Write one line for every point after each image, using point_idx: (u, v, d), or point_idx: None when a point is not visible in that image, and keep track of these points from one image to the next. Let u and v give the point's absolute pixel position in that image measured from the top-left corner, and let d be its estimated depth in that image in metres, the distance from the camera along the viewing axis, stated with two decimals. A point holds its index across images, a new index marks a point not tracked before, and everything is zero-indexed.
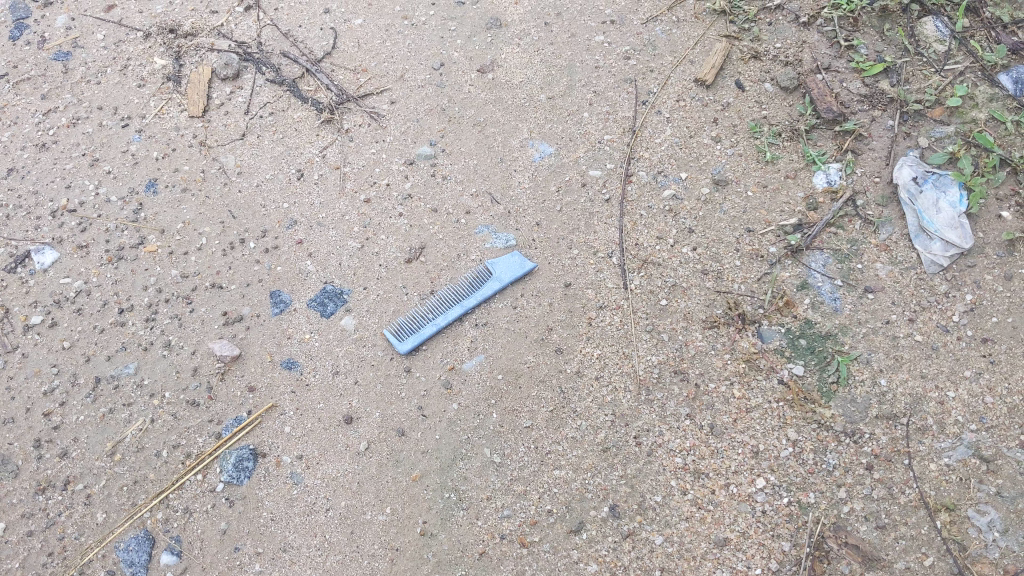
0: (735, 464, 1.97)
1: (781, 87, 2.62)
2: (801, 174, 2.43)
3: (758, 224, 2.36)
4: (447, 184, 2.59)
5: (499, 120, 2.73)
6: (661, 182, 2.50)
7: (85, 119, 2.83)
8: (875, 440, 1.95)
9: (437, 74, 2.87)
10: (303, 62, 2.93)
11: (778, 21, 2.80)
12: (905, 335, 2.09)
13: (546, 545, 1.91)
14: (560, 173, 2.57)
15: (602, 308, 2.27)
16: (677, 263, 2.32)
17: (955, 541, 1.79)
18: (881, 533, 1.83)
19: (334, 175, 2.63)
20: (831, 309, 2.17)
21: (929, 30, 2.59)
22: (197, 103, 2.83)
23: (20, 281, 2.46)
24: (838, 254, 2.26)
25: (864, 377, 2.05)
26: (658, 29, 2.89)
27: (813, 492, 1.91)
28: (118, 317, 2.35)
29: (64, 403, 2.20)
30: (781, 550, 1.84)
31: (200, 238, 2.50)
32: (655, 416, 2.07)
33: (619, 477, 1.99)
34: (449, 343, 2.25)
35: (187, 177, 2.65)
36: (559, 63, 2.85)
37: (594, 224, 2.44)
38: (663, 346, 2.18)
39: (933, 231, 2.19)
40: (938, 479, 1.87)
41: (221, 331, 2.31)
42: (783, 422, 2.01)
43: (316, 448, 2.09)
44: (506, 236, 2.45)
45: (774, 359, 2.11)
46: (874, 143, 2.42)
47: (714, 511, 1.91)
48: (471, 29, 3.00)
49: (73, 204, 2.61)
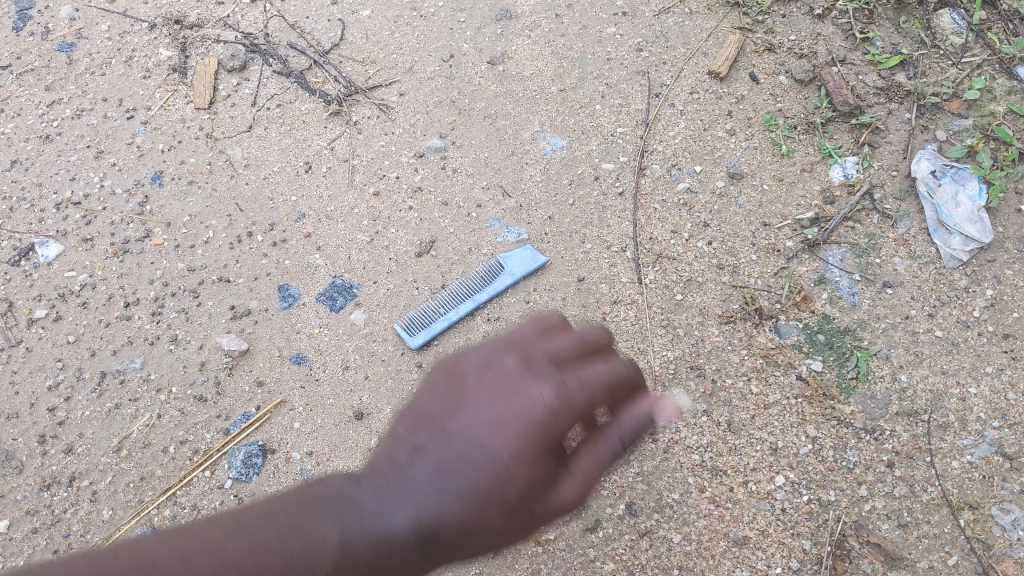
0: (754, 461, 1.94)
1: (796, 79, 2.57)
2: (817, 167, 2.39)
3: (774, 218, 2.32)
4: (457, 177, 2.54)
5: (510, 113, 2.67)
6: (675, 175, 2.45)
7: (89, 110, 2.78)
8: (896, 437, 1.92)
9: (447, 67, 2.80)
10: (311, 53, 2.87)
11: (792, 12, 2.74)
12: (925, 330, 2.06)
13: (562, 543, 1.89)
14: (573, 166, 2.52)
15: (616, 303, 2.23)
16: (692, 257, 2.28)
17: (979, 540, 1.77)
18: (903, 532, 1.81)
19: (342, 168, 2.59)
20: (849, 304, 2.14)
21: (946, 22, 2.59)
22: (203, 95, 2.78)
23: (24, 274, 2.42)
24: (856, 248, 2.23)
25: (884, 373, 2.01)
26: (671, 21, 2.81)
27: (832, 490, 1.88)
28: (124, 311, 2.32)
29: (69, 398, 2.17)
30: (801, 549, 1.83)
31: (207, 231, 2.46)
32: (672, 413, 2.03)
33: (636, 474, 1.96)
34: (461, 338, 2.21)
35: (193, 170, 2.60)
36: (570, 54, 2.78)
37: (608, 218, 2.39)
38: (679, 342, 2.14)
39: (952, 225, 2.16)
40: (961, 477, 1.85)
41: (229, 326, 2.27)
42: (802, 418, 1.98)
43: (326, 444, 2.06)
44: (518, 229, 2.41)
45: (792, 355, 2.08)
46: (891, 137, 2.39)
47: (734, 509, 1.89)
48: (481, 20, 2.91)
49: (78, 196, 2.57)
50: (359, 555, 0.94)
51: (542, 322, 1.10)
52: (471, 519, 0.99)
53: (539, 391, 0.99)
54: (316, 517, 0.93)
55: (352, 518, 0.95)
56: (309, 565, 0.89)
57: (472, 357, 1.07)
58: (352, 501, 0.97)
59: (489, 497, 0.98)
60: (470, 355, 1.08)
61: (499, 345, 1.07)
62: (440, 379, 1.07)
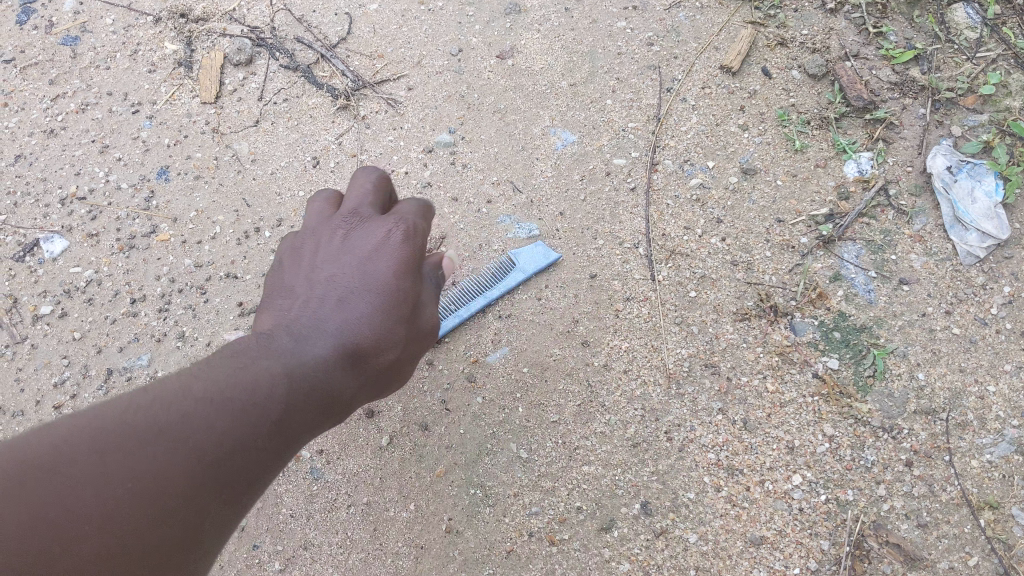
0: (770, 460, 1.91)
1: (809, 74, 2.54)
2: (831, 163, 2.36)
3: (788, 214, 2.29)
4: (467, 172, 2.51)
5: (520, 108, 2.63)
6: (688, 170, 2.42)
7: (94, 104, 2.75)
8: (914, 435, 1.90)
9: (456, 61, 2.77)
10: (318, 47, 2.83)
11: (804, 7, 2.70)
12: (943, 328, 2.03)
13: (576, 543, 1.87)
14: (584, 161, 2.49)
15: (629, 299, 2.20)
16: (706, 254, 2.25)
17: (1000, 540, 1.75)
18: (922, 532, 1.79)
19: (350, 163, 2.56)
20: (865, 301, 2.11)
21: (960, 16, 2.56)
22: (209, 89, 2.74)
23: (28, 270, 2.39)
24: (872, 244, 2.20)
25: (901, 371, 1.98)
26: (682, 15, 2.77)
27: (850, 489, 1.86)
28: (130, 307, 2.29)
29: (75, 396, 2.15)
30: (819, 549, 1.81)
31: (214, 227, 2.43)
32: (686, 411, 2.01)
33: (651, 473, 1.93)
34: (472, 335, 2.18)
35: (199, 165, 2.57)
36: (581, 48, 2.74)
37: (620, 214, 2.36)
38: (693, 339, 2.11)
39: (968, 221, 2.13)
40: (980, 476, 1.83)
41: (236, 323, 2.24)
42: (818, 417, 1.95)
43: (336, 443, 2.04)
44: (529, 225, 2.38)
45: (808, 352, 2.05)
46: (906, 132, 2.36)
47: (750, 509, 1.86)
48: (490, 14, 2.87)
49: (83, 191, 2.54)
50: (295, 378, 1.13)
51: (331, 201, 1.41)
52: (382, 333, 1.24)
53: (376, 228, 1.31)
54: (235, 364, 1.09)
55: (276, 358, 1.14)
56: (249, 389, 1.06)
57: (314, 237, 1.37)
58: (267, 349, 1.16)
59: (385, 310, 1.25)
60: (294, 244, 1.39)
61: (331, 220, 1.36)
62: (297, 261, 1.36)
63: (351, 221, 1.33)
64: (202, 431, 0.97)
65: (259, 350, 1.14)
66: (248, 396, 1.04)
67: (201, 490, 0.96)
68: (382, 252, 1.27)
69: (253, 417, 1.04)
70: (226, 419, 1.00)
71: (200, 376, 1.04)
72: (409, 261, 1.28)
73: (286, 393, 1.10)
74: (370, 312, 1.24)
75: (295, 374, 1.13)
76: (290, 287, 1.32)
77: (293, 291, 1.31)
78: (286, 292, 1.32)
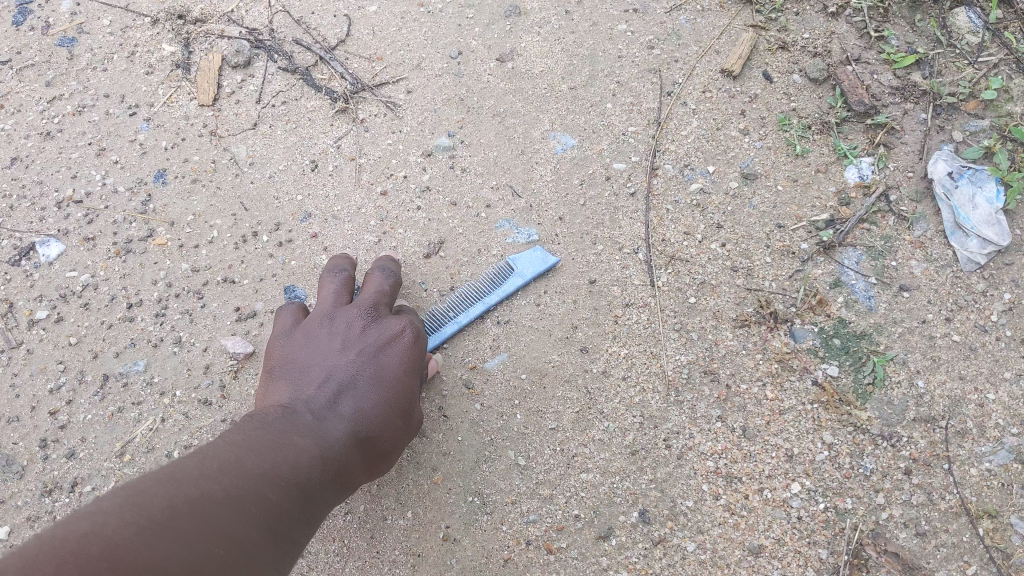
0: (769, 468, 1.91)
1: (810, 78, 2.52)
2: (832, 168, 2.35)
3: (788, 220, 2.28)
4: (466, 176, 2.50)
5: (520, 111, 2.62)
6: (688, 175, 2.41)
7: (91, 106, 2.73)
8: (914, 443, 1.89)
9: (455, 64, 2.75)
10: (316, 49, 2.81)
11: (806, 10, 2.68)
12: (942, 335, 2.03)
13: (573, 551, 1.87)
14: (584, 166, 2.48)
15: (628, 305, 2.19)
16: (706, 260, 2.24)
17: (998, 549, 1.75)
18: (921, 540, 1.79)
19: (348, 167, 2.54)
20: (865, 308, 2.10)
21: (962, 20, 2.54)
22: (207, 92, 2.73)
23: (25, 274, 2.39)
24: (872, 251, 2.19)
25: (901, 379, 1.98)
26: (683, 18, 2.76)
27: (849, 498, 1.85)
28: (127, 312, 2.28)
29: (72, 402, 2.15)
30: (817, 558, 1.80)
31: (211, 231, 2.42)
32: (685, 418, 2.00)
33: (649, 481, 1.93)
34: (470, 341, 2.18)
35: (197, 168, 2.56)
36: (581, 52, 2.73)
37: (620, 219, 2.35)
38: (691, 346, 2.11)
39: (969, 228, 2.12)
40: (980, 485, 1.82)
41: (234, 328, 2.24)
42: (817, 425, 1.94)
43: None
44: (528, 230, 2.37)
45: (807, 359, 2.04)
46: (907, 137, 2.35)
47: (748, 517, 1.86)
48: (490, 16, 2.85)
49: (79, 195, 2.52)
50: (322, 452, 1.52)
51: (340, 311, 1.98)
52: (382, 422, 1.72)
53: (387, 327, 1.91)
54: (278, 441, 1.45)
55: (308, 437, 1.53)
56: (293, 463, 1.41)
57: (332, 329, 1.90)
58: (301, 423, 1.57)
59: (390, 402, 1.76)
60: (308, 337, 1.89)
61: (346, 324, 1.91)
62: (313, 346, 1.85)
63: (364, 328, 1.89)
64: (256, 500, 1.25)
65: (294, 425, 1.55)
66: (291, 472, 1.39)
67: (239, 549, 1.15)
68: (393, 349, 1.86)
69: (289, 486, 1.36)
70: (271, 487, 1.31)
71: (252, 449, 1.36)
72: (408, 355, 1.87)
73: (316, 469, 1.46)
74: (378, 401, 1.73)
75: (325, 450, 1.53)
76: (309, 365, 1.79)
77: (311, 369, 1.78)
78: (303, 370, 1.78)
